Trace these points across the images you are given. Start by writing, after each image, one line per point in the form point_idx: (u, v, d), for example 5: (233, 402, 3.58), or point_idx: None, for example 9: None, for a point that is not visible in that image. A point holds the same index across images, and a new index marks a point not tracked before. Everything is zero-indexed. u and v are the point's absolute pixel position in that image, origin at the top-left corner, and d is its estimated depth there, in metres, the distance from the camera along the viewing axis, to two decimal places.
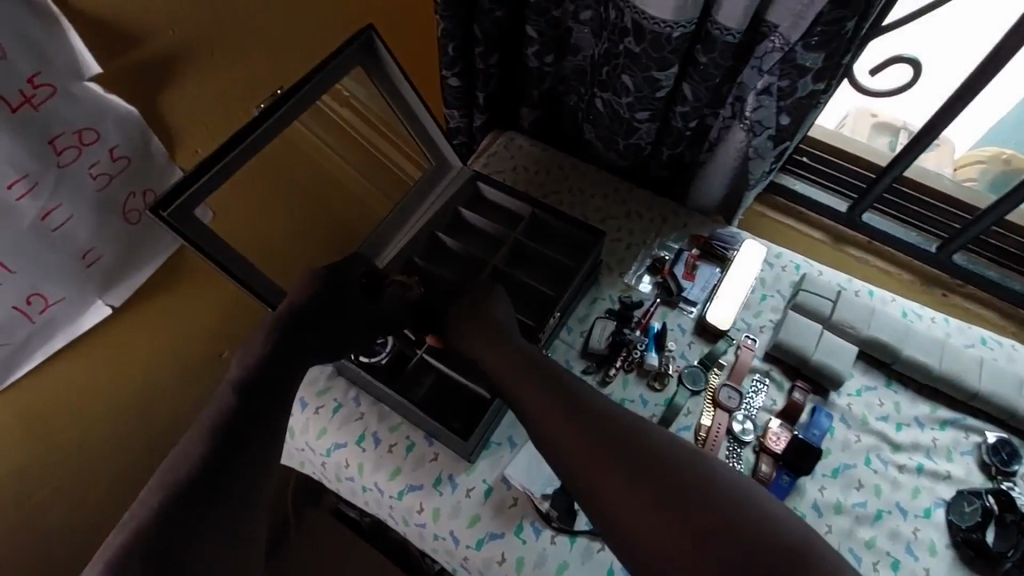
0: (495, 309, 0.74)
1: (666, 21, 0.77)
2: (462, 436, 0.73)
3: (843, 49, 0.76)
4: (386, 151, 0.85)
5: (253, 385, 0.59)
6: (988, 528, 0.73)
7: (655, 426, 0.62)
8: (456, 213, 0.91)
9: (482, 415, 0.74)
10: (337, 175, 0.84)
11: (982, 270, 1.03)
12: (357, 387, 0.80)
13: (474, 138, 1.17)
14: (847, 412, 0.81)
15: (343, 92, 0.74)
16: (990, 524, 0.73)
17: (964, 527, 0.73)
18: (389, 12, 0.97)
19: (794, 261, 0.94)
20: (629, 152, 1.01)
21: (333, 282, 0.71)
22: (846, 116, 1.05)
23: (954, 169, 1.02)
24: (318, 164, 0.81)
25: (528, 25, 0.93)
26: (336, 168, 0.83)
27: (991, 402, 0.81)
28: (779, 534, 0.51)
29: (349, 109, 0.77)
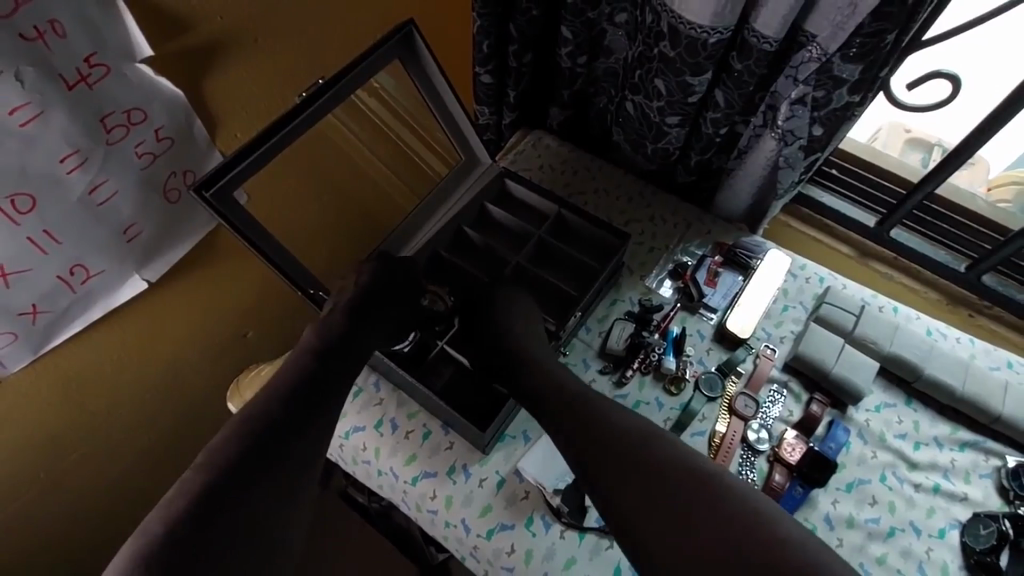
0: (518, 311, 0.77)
1: (703, 26, 0.78)
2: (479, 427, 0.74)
3: (881, 62, 0.76)
4: (412, 145, 0.87)
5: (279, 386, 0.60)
6: (1002, 552, 0.72)
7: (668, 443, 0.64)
8: (482, 209, 0.91)
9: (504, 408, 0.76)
10: (372, 175, 0.87)
11: (1011, 292, 1.01)
12: (378, 373, 0.82)
13: (502, 135, 1.18)
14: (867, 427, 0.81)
15: (376, 87, 0.75)
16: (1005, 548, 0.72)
17: (980, 551, 0.72)
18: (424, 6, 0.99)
19: (818, 274, 0.95)
20: (657, 156, 1.02)
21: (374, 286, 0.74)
22: (878, 130, 1.03)
23: (989, 189, 1.00)
24: (355, 167, 0.84)
25: (563, 25, 0.94)
26: (371, 169, 0.86)
27: (1013, 426, 0.79)
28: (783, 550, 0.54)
29: (379, 102, 0.78)
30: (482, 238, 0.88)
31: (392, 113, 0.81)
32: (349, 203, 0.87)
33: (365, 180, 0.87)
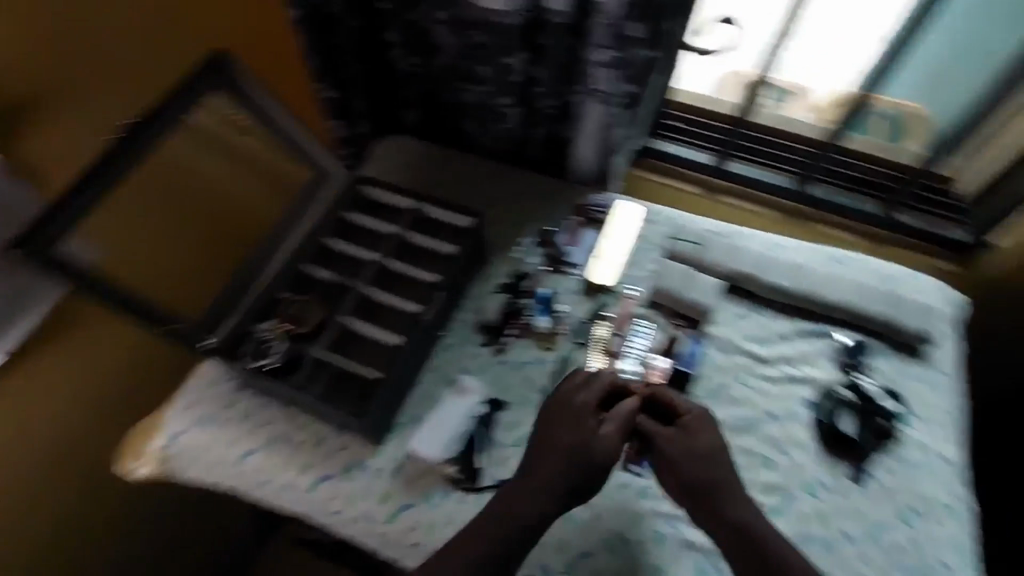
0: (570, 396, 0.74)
1: (505, 11, 0.84)
2: (358, 414, 0.76)
3: (664, 17, 0.84)
4: (257, 152, 0.85)
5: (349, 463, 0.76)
6: (845, 418, 0.82)
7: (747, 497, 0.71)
8: (341, 218, 0.91)
9: (374, 393, 0.78)
10: (228, 187, 0.86)
11: (835, 197, 1.12)
12: (265, 396, 0.84)
13: (361, 146, 1.20)
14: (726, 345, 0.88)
15: (206, 118, 0.77)
16: (850, 414, 0.82)
17: (826, 420, 0.81)
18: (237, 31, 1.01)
19: (670, 215, 1.01)
20: (506, 138, 1.07)
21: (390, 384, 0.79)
22: (718, 82, 1.14)
23: (816, 115, 1.13)
24: (209, 182, 0.85)
25: (387, 32, 0.99)
26: (226, 183, 0.86)
27: (840, 310, 0.91)
28: None
29: (217, 135, 0.80)
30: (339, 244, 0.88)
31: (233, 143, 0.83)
32: (213, 217, 0.88)
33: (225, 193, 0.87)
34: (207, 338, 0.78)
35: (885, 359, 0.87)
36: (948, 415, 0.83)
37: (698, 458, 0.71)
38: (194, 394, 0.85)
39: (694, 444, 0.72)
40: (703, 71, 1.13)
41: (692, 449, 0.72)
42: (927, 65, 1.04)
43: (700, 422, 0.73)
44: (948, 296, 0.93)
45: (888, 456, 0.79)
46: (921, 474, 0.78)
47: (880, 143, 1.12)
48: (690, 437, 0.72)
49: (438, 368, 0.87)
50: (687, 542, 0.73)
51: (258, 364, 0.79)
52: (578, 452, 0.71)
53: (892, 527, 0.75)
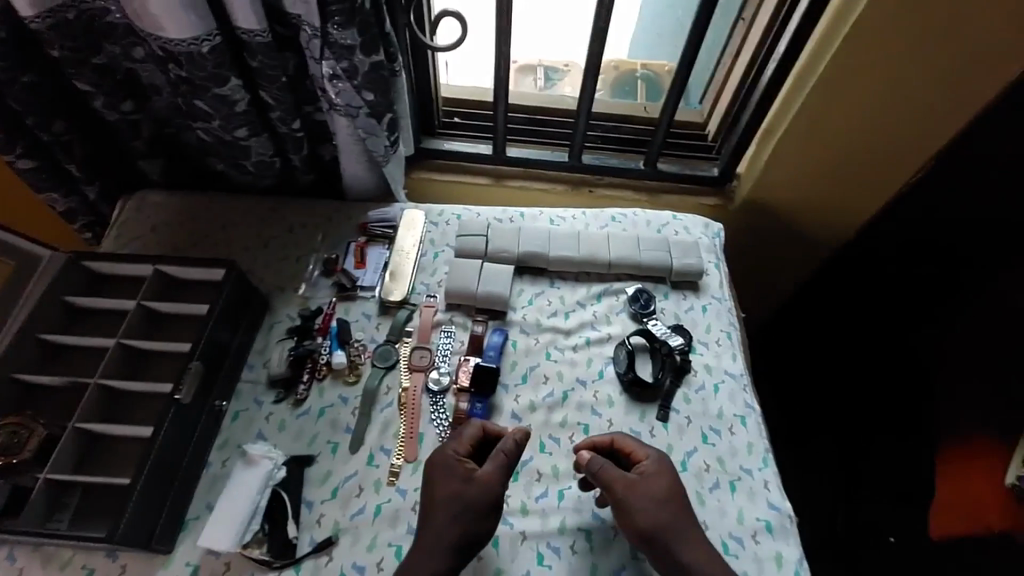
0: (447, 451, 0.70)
1: (186, 40, 0.75)
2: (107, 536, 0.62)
3: (371, 21, 0.81)
4: None
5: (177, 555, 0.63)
6: (643, 364, 0.87)
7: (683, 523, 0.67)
8: (67, 304, 0.79)
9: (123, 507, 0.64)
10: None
11: (608, 160, 1.20)
12: (5, 544, 0.68)
13: (103, 214, 1.04)
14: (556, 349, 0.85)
15: None
16: (646, 359, 0.88)
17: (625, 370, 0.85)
18: None
19: (454, 214, 1.02)
20: (263, 169, 0.98)
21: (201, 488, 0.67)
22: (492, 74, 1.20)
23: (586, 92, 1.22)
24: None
25: (74, 80, 0.85)
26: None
27: (624, 265, 0.95)
28: None
29: None
30: (63, 337, 0.75)
31: None
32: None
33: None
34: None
35: (667, 299, 0.94)
36: (724, 333, 0.91)
37: (654, 504, 0.67)
38: None
39: (648, 491, 0.68)
40: (474, 65, 1.18)
41: (649, 499, 0.67)
42: (652, 31, 1.11)
43: (659, 469, 0.70)
44: (707, 227, 1.03)
45: (683, 386, 0.85)
46: (711, 394, 0.85)
47: (638, 104, 1.22)
48: (643, 486, 0.68)
49: (228, 442, 0.77)
50: (519, 535, 0.72)
51: None
52: (446, 500, 0.65)
53: (697, 450, 0.80)
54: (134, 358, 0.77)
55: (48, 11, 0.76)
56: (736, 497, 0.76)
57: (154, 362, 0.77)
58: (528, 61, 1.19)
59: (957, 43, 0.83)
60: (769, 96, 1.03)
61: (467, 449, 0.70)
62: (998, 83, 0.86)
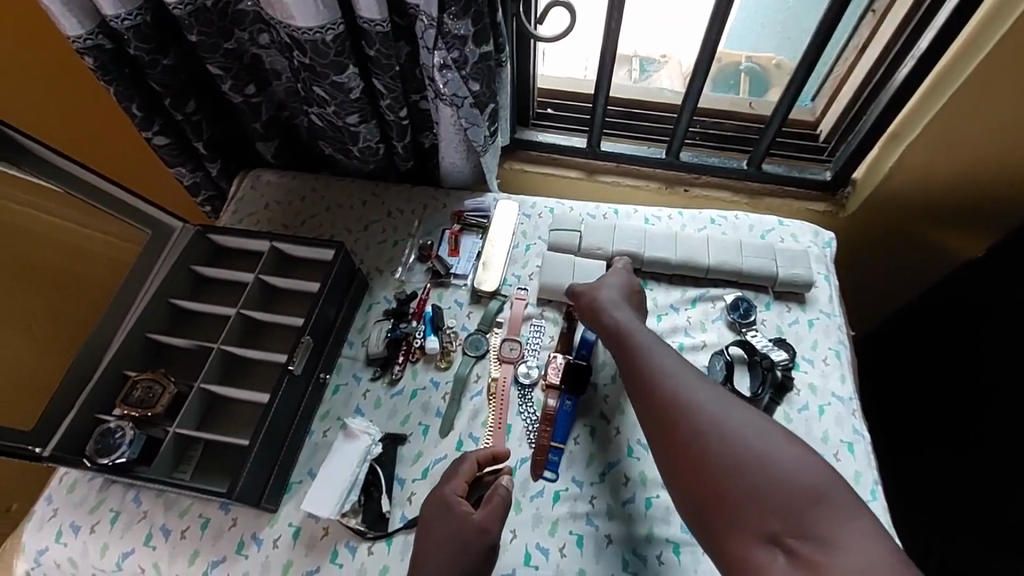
0: (445, 491, 0.68)
1: (312, 28, 0.78)
2: (227, 492, 0.68)
3: (484, 10, 0.81)
4: (75, 213, 0.78)
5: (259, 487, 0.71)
6: (743, 378, 0.82)
7: (700, 403, 0.62)
8: (194, 272, 0.86)
9: (240, 467, 0.69)
10: (79, 243, 0.81)
11: (707, 159, 1.15)
12: (135, 487, 0.75)
13: (221, 188, 1.12)
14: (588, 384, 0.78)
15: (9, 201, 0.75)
16: (746, 371, 0.83)
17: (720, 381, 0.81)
18: (62, 97, 1.06)
19: (547, 206, 1.02)
20: (367, 155, 1.02)
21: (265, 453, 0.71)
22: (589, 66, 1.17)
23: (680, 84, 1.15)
24: (62, 237, 0.80)
25: (208, 64, 0.90)
26: (73, 235, 0.80)
27: (724, 270, 0.91)
28: (768, 499, 0.54)
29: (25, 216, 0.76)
30: (192, 304, 0.82)
31: (49, 225, 0.79)
32: (70, 273, 0.81)
33: (77, 251, 0.81)
34: (34, 451, 0.68)
35: (769, 309, 0.89)
36: (831, 351, 0.85)
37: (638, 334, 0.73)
38: (46, 507, 0.75)
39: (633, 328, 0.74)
40: (572, 55, 1.15)
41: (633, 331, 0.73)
42: (767, 27, 1.03)
43: (683, 368, 0.67)
44: (816, 235, 0.97)
45: (783, 403, 0.81)
46: (815, 416, 0.80)
47: (742, 100, 1.15)
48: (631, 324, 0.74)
49: (328, 414, 0.82)
50: (605, 538, 0.72)
51: (101, 460, 0.68)
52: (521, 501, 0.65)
53: None
54: (250, 328, 0.82)
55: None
56: None
57: (267, 334, 0.83)
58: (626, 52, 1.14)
59: None
60: (902, 96, 0.94)
61: (465, 489, 0.69)
62: None
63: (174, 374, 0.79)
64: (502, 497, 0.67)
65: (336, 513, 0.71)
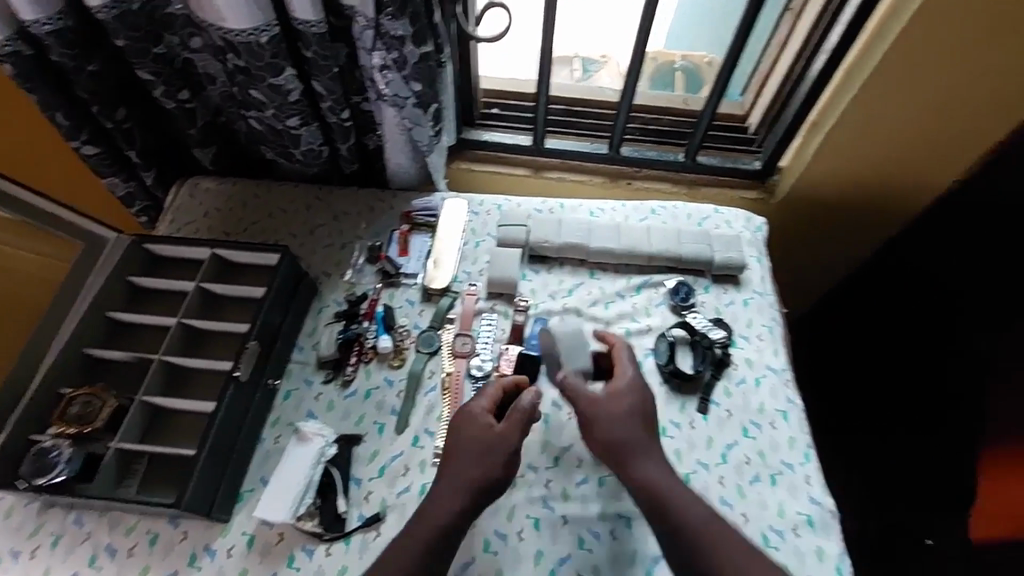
0: (472, 407, 0.71)
1: (246, 30, 0.77)
2: (175, 503, 0.66)
3: (422, 10, 0.82)
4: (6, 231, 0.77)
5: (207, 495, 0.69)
6: (686, 355, 0.87)
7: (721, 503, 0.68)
8: (131, 283, 0.83)
9: (188, 478, 0.68)
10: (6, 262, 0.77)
11: (646, 153, 1.20)
12: (76, 508, 0.72)
13: (158, 197, 1.09)
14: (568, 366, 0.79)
15: None
16: (689, 350, 0.88)
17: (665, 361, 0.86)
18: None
19: (494, 203, 1.04)
20: (311, 158, 1.01)
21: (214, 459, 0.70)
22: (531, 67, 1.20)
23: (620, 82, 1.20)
24: None
25: (137, 70, 0.88)
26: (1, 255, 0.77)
27: (665, 257, 0.95)
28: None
29: None
30: (129, 316, 0.79)
31: None
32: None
33: (4, 270, 0.77)
34: None
35: (707, 292, 0.94)
36: (765, 328, 0.91)
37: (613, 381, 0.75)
38: None
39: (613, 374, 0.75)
40: (514, 56, 1.18)
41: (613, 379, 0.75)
42: (696, 26, 1.09)
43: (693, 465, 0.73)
44: (749, 221, 1.02)
45: (723, 379, 0.85)
46: (751, 387, 0.85)
47: (677, 96, 1.20)
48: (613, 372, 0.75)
49: (280, 420, 0.81)
50: (561, 519, 0.74)
51: (38, 481, 0.66)
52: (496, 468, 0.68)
53: (738, 443, 0.80)
54: (194, 337, 0.80)
55: (114, 2, 0.78)
56: (777, 491, 0.77)
57: (212, 342, 0.81)
58: (566, 53, 1.18)
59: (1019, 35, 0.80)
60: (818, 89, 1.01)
61: (492, 406, 0.72)
62: None
63: (114, 389, 0.77)
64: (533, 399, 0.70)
65: (289, 516, 0.70)
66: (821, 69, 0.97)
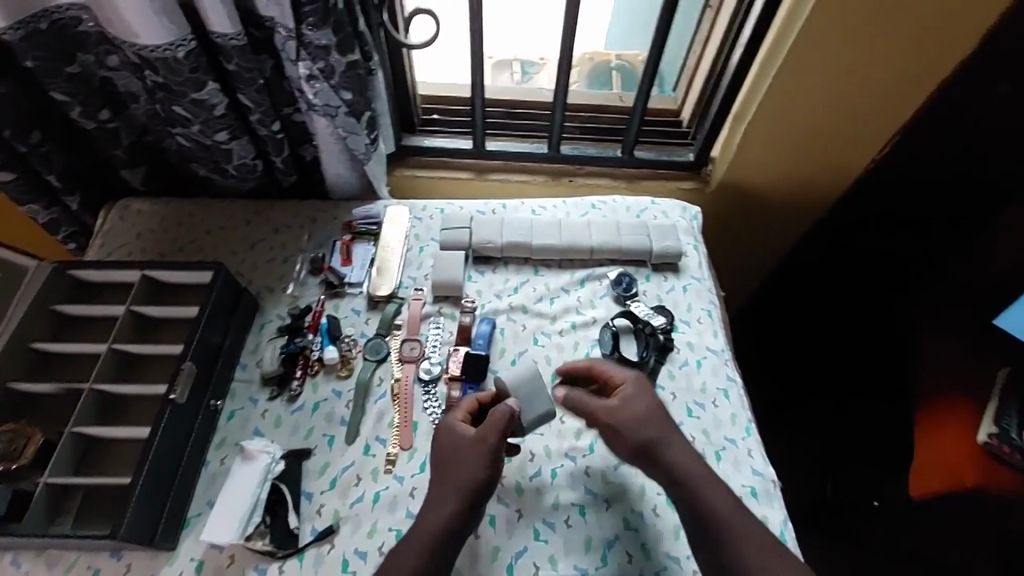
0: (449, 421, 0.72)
1: (161, 45, 0.76)
2: (111, 535, 0.64)
3: (344, 18, 0.82)
4: None
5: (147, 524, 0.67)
6: (632, 342, 0.90)
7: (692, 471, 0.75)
8: (56, 313, 0.80)
9: (124, 508, 0.66)
10: None
11: (585, 150, 1.23)
12: (8, 551, 0.69)
13: (86, 222, 1.05)
14: (530, 412, 0.76)
15: None
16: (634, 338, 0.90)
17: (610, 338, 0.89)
18: None
19: (437, 208, 1.04)
20: (246, 172, 0.99)
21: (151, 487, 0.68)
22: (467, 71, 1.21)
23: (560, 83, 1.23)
24: None
25: (49, 90, 0.84)
26: None
27: (605, 250, 0.97)
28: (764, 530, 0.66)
29: None
30: (55, 346, 0.76)
31: None
32: None
33: None
34: None
35: (648, 281, 0.97)
36: (704, 311, 0.94)
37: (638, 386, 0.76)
38: None
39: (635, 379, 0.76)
40: (449, 62, 1.19)
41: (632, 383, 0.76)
42: (623, 25, 1.13)
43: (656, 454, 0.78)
44: (684, 210, 1.06)
45: (667, 363, 0.88)
46: (694, 369, 0.88)
47: (613, 95, 1.24)
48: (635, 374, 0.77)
49: (225, 441, 0.79)
50: (515, 513, 0.75)
51: None
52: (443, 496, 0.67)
53: (684, 423, 0.83)
54: (128, 363, 0.78)
55: (18, 22, 0.75)
56: (722, 466, 0.79)
57: (148, 366, 0.79)
58: (502, 56, 1.19)
59: (911, 21, 0.86)
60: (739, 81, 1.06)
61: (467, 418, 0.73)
62: (948, 61, 0.90)
63: (43, 423, 0.74)
64: (509, 409, 0.69)
65: (237, 536, 0.69)
66: (740, 61, 1.01)
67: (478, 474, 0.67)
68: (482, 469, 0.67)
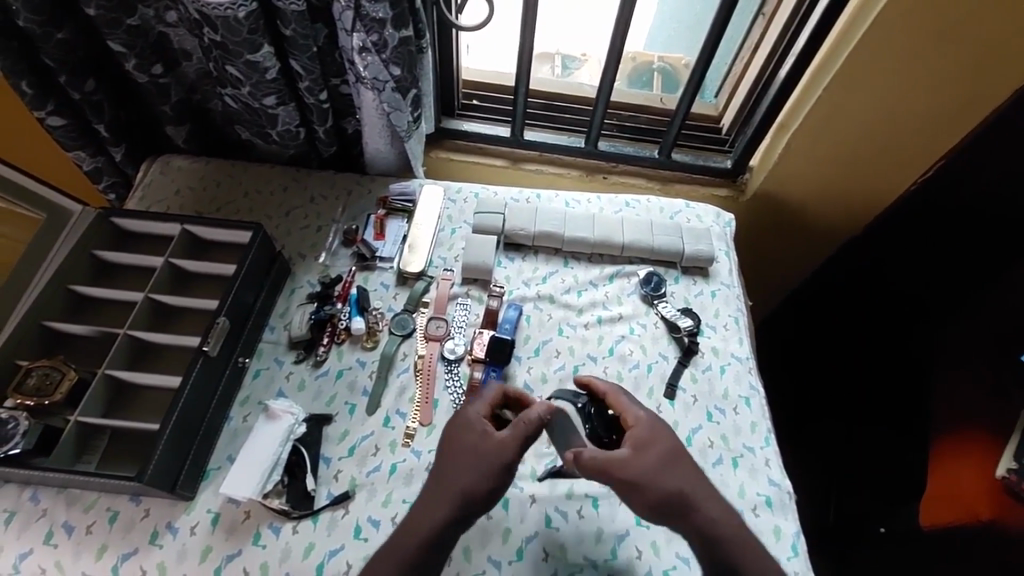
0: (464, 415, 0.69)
1: (223, 4, 0.75)
2: (137, 477, 0.65)
3: None
4: None
5: (169, 470, 0.68)
6: (669, 343, 0.90)
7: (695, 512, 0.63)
8: (97, 258, 0.81)
9: (152, 451, 0.67)
10: None
11: (622, 149, 1.22)
12: (34, 484, 0.71)
13: (127, 174, 1.07)
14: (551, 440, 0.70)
15: None
16: (669, 339, 0.91)
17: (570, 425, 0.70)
18: None
19: (472, 192, 1.04)
20: (287, 139, 1.00)
21: (178, 433, 0.69)
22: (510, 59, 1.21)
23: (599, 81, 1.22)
24: None
25: (108, 40, 0.85)
26: None
27: (637, 248, 0.97)
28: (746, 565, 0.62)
29: None
30: (93, 289, 0.78)
31: None
32: None
33: None
34: None
35: (677, 283, 0.97)
36: (731, 319, 0.94)
37: (651, 476, 0.63)
38: None
39: (643, 459, 0.64)
40: (494, 49, 1.18)
41: (645, 465, 0.64)
42: (674, 26, 1.10)
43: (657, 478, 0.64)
44: (718, 216, 1.05)
45: (691, 366, 0.88)
46: (717, 374, 0.87)
47: (655, 96, 1.23)
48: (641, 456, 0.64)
49: (248, 399, 0.80)
50: (529, 498, 0.75)
51: None
52: (472, 499, 0.64)
53: (702, 427, 0.82)
54: (162, 313, 0.80)
55: None
56: (739, 473, 0.79)
57: (182, 319, 0.80)
58: (546, 49, 1.19)
59: (976, 42, 0.84)
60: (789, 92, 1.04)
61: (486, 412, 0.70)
62: (1007, 89, 0.88)
63: (76, 363, 0.75)
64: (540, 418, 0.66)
65: (252, 493, 0.69)
66: (790, 70, 1.00)
67: (480, 483, 0.64)
68: (487, 476, 0.64)
